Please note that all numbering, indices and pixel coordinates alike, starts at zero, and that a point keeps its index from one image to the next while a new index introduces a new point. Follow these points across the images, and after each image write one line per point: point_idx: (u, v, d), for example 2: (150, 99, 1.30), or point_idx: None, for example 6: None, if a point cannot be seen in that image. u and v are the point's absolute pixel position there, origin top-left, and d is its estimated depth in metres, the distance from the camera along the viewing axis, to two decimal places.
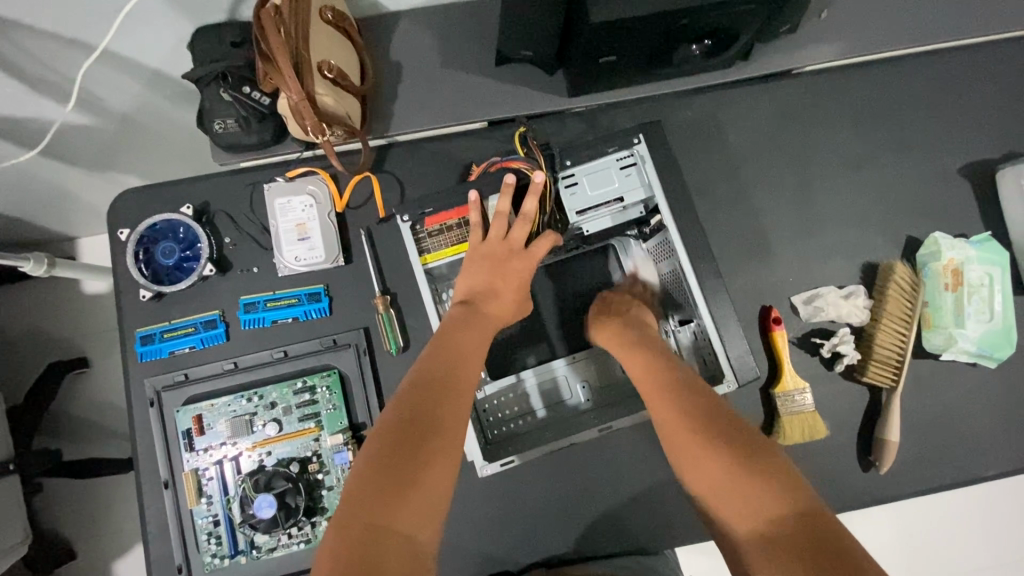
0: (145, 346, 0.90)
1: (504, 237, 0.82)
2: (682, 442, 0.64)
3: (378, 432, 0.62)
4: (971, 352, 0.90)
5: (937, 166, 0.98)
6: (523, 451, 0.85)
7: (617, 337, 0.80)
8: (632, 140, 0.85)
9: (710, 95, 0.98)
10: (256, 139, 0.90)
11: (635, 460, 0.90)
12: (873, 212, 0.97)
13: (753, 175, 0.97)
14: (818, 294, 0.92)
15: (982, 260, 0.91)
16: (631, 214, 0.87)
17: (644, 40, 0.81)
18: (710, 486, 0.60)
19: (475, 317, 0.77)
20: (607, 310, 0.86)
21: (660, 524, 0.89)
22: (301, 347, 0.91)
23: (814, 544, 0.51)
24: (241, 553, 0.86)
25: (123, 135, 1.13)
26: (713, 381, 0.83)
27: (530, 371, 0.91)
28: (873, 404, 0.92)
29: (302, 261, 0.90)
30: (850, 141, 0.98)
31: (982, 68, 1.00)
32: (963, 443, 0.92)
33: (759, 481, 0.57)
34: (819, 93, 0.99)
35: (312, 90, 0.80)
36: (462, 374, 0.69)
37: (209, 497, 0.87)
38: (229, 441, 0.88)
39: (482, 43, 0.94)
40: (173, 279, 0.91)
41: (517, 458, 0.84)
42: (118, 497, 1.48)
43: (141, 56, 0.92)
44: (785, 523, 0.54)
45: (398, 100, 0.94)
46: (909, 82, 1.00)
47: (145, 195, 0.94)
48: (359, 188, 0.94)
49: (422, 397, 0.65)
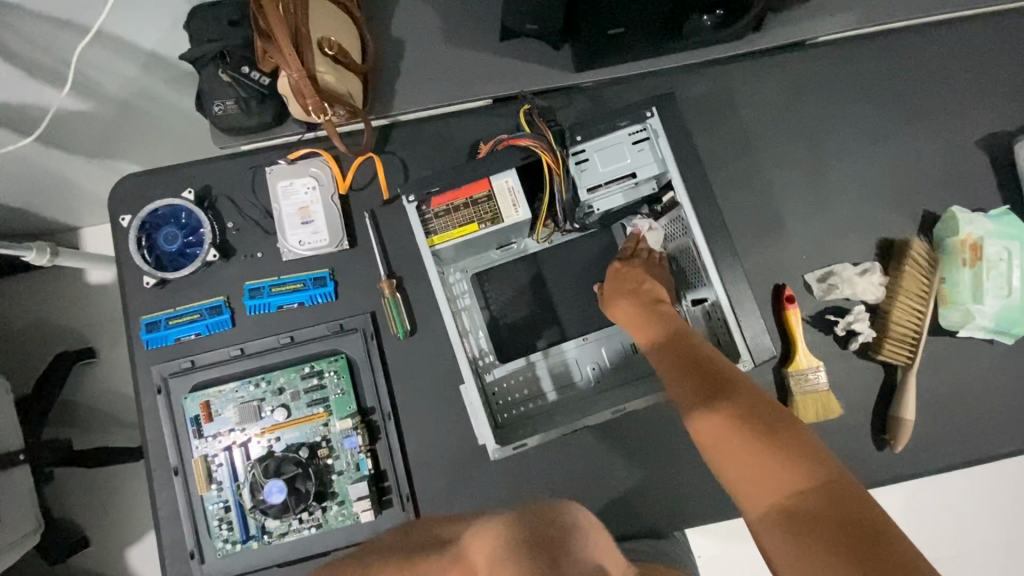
0: (151, 334, 0.90)
1: None
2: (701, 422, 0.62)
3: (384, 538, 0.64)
4: (988, 329, 0.89)
5: (954, 138, 0.96)
6: (536, 432, 0.83)
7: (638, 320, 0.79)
8: (644, 113, 0.83)
9: (721, 68, 0.95)
10: (257, 122, 0.88)
11: (647, 442, 0.89)
12: (889, 187, 0.95)
13: (766, 150, 0.94)
14: (833, 270, 0.90)
15: (1001, 235, 0.89)
16: (644, 190, 0.86)
17: (653, 11, 0.79)
18: (723, 460, 0.58)
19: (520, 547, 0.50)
20: (620, 284, 0.84)
21: (672, 505, 0.89)
22: (307, 331, 0.90)
23: (840, 522, 0.48)
24: (252, 538, 0.86)
25: (122, 120, 1.11)
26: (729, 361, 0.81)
27: (539, 355, 0.90)
28: (888, 382, 0.90)
29: (306, 245, 0.89)
30: (865, 114, 0.96)
31: (1002, 36, 0.97)
32: (979, 421, 0.91)
33: (777, 461, 0.54)
34: (833, 65, 0.96)
35: (312, 68, 0.78)
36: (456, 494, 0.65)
37: (219, 483, 0.86)
38: (237, 427, 0.87)
39: (486, 18, 0.91)
40: (176, 265, 0.90)
41: (529, 441, 0.83)
42: (130, 485, 1.49)
43: (137, 37, 0.90)
44: (809, 497, 0.51)
45: (401, 78, 0.92)
46: (926, 51, 0.97)
47: (146, 180, 0.93)
48: (362, 170, 0.92)
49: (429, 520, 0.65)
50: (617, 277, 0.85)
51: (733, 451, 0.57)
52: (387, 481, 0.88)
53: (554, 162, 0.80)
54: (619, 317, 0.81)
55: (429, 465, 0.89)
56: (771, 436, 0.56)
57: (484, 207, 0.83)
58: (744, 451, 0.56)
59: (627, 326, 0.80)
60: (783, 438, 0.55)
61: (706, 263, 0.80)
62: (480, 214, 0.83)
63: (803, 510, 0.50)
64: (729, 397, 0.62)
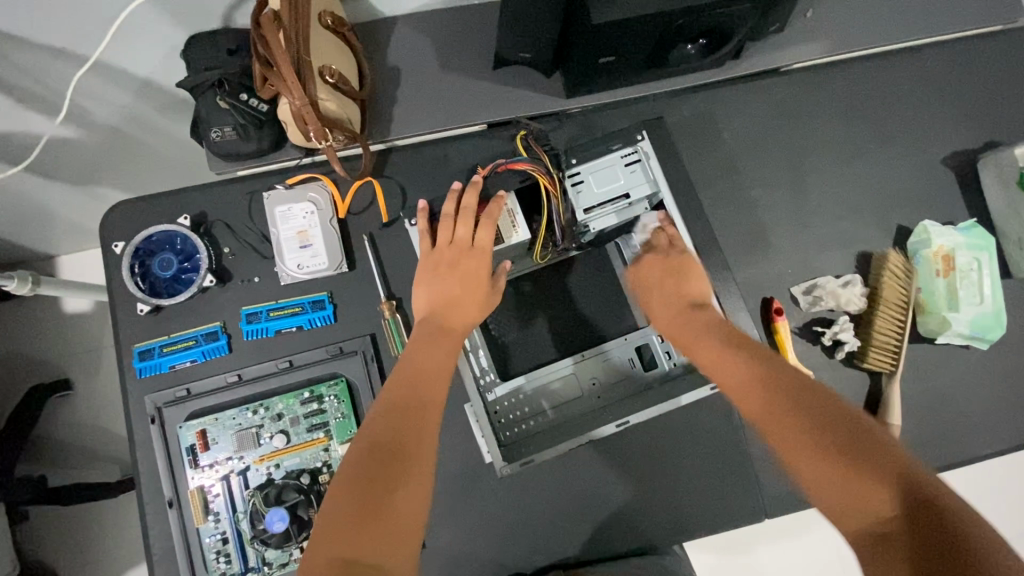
0: (144, 362, 0.88)
1: (451, 240, 0.81)
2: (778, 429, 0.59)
3: (356, 448, 0.62)
4: (964, 335, 0.93)
5: (922, 156, 1.02)
6: (543, 448, 0.87)
7: (676, 327, 0.75)
8: (636, 136, 0.88)
9: (703, 93, 1.00)
10: (255, 147, 0.89)
11: (647, 456, 0.90)
12: (865, 202, 1.00)
13: (749, 170, 0.99)
14: (817, 284, 0.94)
15: (970, 246, 0.95)
16: (637, 210, 0.87)
17: (642, 42, 0.83)
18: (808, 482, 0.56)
19: (442, 331, 0.75)
20: (654, 281, 0.80)
21: (673, 518, 0.90)
22: (306, 356, 0.89)
23: (937, 546, 0.47)
24: (252, 571, 0.84)
25: (113, 146, 1.11)
26: None
27: (539, 372, 0.90)
28: (874, 389, 0.94)
29: (305, 269, 0.89)
30: (838, 134, 1.01)
31: (959, 62, 1.05)
32: (963, 423, 0.95)
33: (863, 477, 0.53)
34: (806, 90, 1.02)
35: (315, 95, 0.79)
36: (425, 394, 0.68)
37: (216, 514, 0.84)
38: (236, 455, 0.86)
39: (479, 47, 0.95)
40: (171, 292, 0.89)
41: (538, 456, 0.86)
42: (111, 522, 1.43)
43: (133, 65, 0.91)
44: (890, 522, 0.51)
45: (397, 105, 0.94)
46: (890, 76, 1.04)
47: (139, 206, 0.92)
48: (360, 193, 0.93)
49: (405, 416, 0.65)
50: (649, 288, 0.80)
51: (814, 472, 0.56)
52: None
53: (552, 184, 0.83)
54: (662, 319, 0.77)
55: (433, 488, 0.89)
56: (850, 458, 0.55)
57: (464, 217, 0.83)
58: (827, 464, 0.55)
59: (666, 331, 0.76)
60: (867, 453, 0.55)
61: (702, 271, 0.83)
62: None
63: (904, 535, 0.50)
64: (805, 407, 0.59)
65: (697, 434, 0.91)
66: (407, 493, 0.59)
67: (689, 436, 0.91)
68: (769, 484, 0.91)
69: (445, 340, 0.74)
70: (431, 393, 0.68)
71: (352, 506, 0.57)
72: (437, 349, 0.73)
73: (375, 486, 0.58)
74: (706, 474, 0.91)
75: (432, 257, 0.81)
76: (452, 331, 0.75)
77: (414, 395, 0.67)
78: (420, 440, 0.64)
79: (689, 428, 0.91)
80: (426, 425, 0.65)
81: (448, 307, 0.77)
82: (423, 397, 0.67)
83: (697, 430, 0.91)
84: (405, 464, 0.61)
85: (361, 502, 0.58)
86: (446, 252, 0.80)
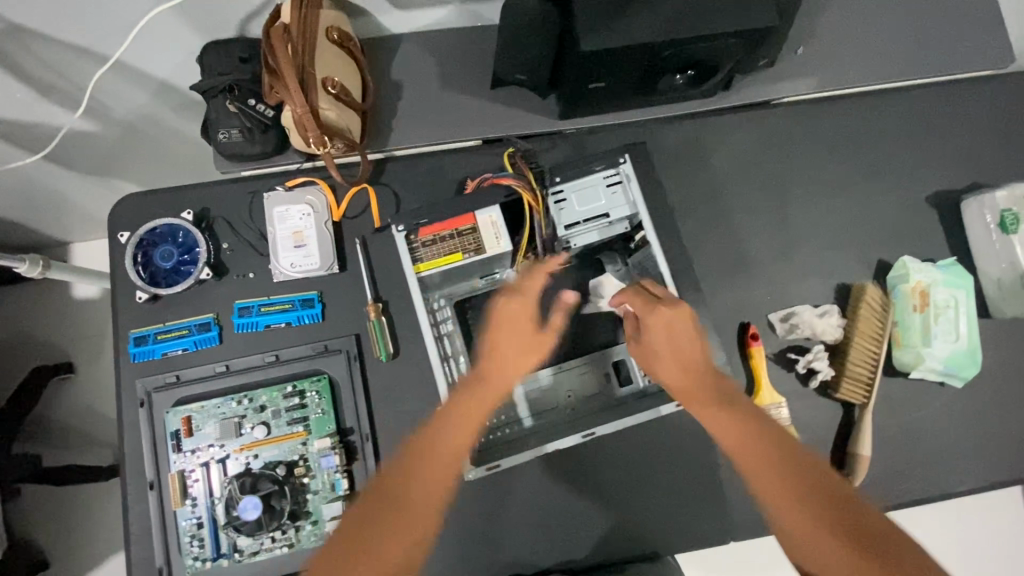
0: (138, 347, 0.92)
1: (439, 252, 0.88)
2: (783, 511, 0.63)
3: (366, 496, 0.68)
4: (938, 371, 0.95)
5: (906, 193, 1.04)
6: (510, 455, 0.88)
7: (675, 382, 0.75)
8: (619, 159, 0.90)
9: (693, 121, 1.03)
10: (259, 150, 0.93)
11: (615, 470, 0.93)
12: (847, 235, 1.02)
13: (734, 197, 1.02)
14: (795, 311, 0.96)
15: (948, 283, 0.96)
16: (616, 229, 0.92)
17: (631, 70, 0.86)
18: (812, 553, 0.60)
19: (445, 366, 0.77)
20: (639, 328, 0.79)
21: (637, 533, 0.92)
22: (292, 351, 0.93)
23: None
24: (223, 556, 0.87)
25: (129, 141, 1.17)
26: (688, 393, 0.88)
27: (518, 381, 0.93)
28: (847, 419, 0.96)
29: (297, 268, 0.93)
30: (824, 168, 1.04)
31: (948, 104, 1.07)
32: (935, 460, 0.96)
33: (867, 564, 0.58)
34: (794, 123, 1.05)
35: (315, 104, 0.83)
36: (438, 434, 0.72)
37: (194, 498, 0.87)
38: (217, 443, 0.89)
39: (480, 66, 0.99)
40: (170, 282, 0.93)
41: (505, 462, 0.87)
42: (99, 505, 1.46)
43: (151, 66, 0.96)
44: None
45: (397, 117, 0.98)
46: (879, 114, 1.06)
47: (146, 199, 0.97)
48: (355, 199, 0.97)
49: (416, 459, 0.70)
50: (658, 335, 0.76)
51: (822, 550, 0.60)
52: None
53: (535, 201, 0.87)
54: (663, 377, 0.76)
55: None
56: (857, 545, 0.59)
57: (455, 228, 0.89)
58: (832, 551, 0.59)
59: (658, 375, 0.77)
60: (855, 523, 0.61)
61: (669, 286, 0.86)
62: (464, 245, 0.88)
63: None
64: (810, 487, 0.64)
65: (666, 452, 0.93)
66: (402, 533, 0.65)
67: (657, 453, 0.93)
68: (735, 507, 0.93)
69: (487, 387, 0.74)
70: (448, 441, 0.71)
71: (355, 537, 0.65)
72: (478, 395, 0.74)
73: (386, 525, 0.65)
74: (671, 491, 0.93)
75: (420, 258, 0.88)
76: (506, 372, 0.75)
77: (428, 439, 0.71)
78: (430, 489, 0.67)
79: (657, 446, 0.93)
80: (439, 465, 0.69)
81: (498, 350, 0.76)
82: (434, 436, 0.72)
83: (666, 448, 0.93)
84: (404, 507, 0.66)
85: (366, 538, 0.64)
86: (434, 263, 0.88)
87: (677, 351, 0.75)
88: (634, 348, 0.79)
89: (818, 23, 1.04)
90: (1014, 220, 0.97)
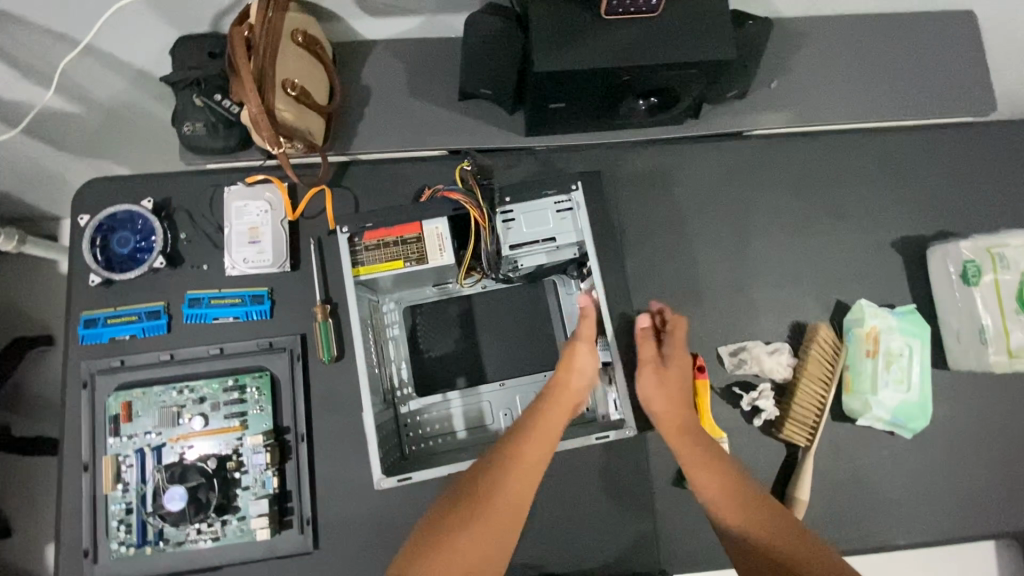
0: (87, 329, 0.93)
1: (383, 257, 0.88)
2: (743, 525, 0.73)
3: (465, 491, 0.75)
4: (886, 420, 0.93)
5: (872, 236, 1.02)
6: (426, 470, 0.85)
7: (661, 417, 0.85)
8: (570, 185, 0.90)
9: (661, 147, 1.03)
10: (222, 145, 0.94)
11: (548, 492, 0.92)
12: (807, 274, 1.00)
13: (695, 227, 1.01)
14: (745, 346, 0.95)
15: (903, 331, 0.94)
16: (565, 254, 0.92)
17: (590, 92, 0.86)
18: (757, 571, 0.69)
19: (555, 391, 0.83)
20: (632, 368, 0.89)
21: (564, 557, 0.91)
22: (237, 345, 0.94)
23: None
24: (148, 544, 0.87)
25: (111, 126, 1.17)
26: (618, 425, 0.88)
27: (457, 394, 0.94)
28: (790, 461, 0.94)
29: (249, 263, 0.94)
30: (790, 204, 1.03)
31: (922, 149, 1.05)
32: (876, 510, 0.94)
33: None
34: (764, 157, 1.04)
35: (272, 104, 0.84)
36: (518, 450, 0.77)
37: (125, 484, 0.88)
38: (154, 430, 0.90)
39: (449, 77, 0.99)
40: (124, 268, 0.95)
41: (416, 475, 0.83)
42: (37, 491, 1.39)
43: (127, 56, 0.98)
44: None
45: (362, 121, 0.98)
46: (851, 154, 1.05)
47: (111, 185, 0.98)
48: (314, 200, 0.98)
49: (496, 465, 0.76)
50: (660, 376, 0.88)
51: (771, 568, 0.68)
52: (290, 501, 0.90)
53: (482, 218, 0.87)
54: (660, 407, 0.86)
55: (336, 491, 0.91)
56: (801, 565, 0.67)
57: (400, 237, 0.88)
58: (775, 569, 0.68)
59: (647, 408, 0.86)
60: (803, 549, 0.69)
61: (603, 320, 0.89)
62: (407, 253, 0.88)
63: None
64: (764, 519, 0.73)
65: (599, 478, 0.93)
66: (477, 533, 0.71)
67: (591, 479, 0.93)
68: (664, 539, 0.92)
69: (561, 404, 0.82)
70: (528, 458, 0.76)
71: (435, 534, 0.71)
72: (553, 413, 0.81)
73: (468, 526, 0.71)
74: (602, 518, 0.92)
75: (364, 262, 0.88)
76: (566, 393, 0.83)
77: (515, 448, 0.77)
78: (522, 498, 0.74)
79: (591, 471, 0.93)
80: (503, 477, 0.75)
81: (566, 376, 0.84)
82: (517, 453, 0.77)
83: (600, 474, 0.93)
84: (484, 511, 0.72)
85: (449, 535, 0.70)
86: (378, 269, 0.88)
87: (681, 385, 0.87)
88: (648, 373, 0.88)
89: (798, 56, 1.02)
90: (977, 271, 0.94)
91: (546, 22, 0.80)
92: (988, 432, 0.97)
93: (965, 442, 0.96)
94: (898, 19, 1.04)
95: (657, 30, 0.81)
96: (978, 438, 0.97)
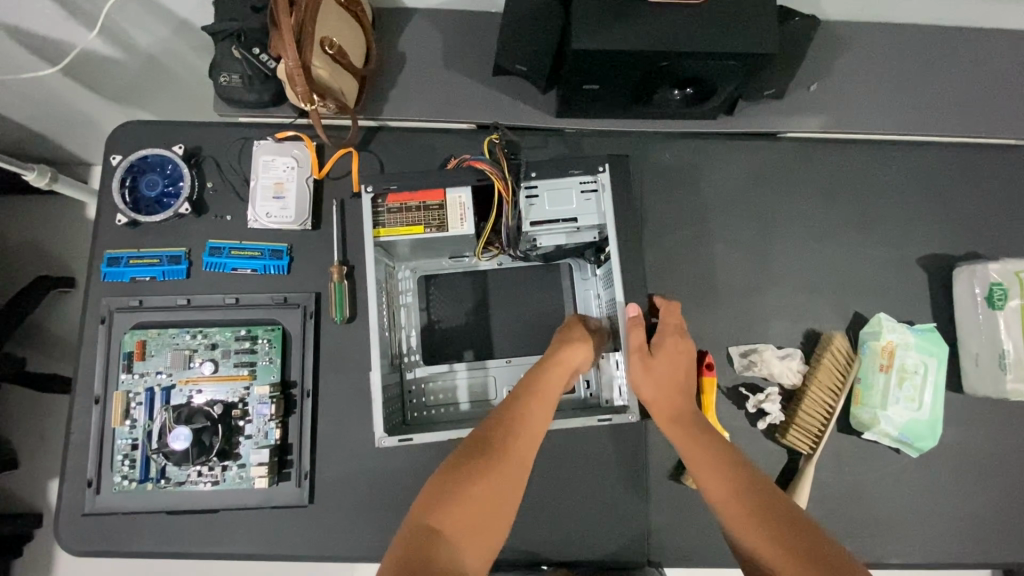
0: (110, 268, 0.95)
1: (406, 223, 0.88)
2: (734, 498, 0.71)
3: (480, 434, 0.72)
4: (893, 436, 0.92)
5: (897, 251, 1.00)
6: (425, 433, 0.86)
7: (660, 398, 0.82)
8: (598, 166, 0.89)
9: (692, 141, 1.01)
10: (255, 98, 0.95)
11: (543, 473, 0.93)
12: (826, 283, 0.99)
13: (718, 224, 1.00)
14: (756, 348, 0.94)
15: (920, 349, 0.92)
16: (584, 237, 0.91)
17: (627, 75, 0.86)
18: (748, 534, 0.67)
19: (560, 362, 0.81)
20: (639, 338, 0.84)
21: (553, 539, 0.91)
22: (253, 297, 0.95)
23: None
24: (150, 480, 0.89)
25: (150, 74, 1.18)
26: (620, 411, 0.88)
27: (463, 365, 0.94)
28: (790, 467, 0.93)
29: (272, 218, 0.95)
30: (817, 211, 1.01)
31: (960, 168, 1.03)
32: (874, 526, 0.93)
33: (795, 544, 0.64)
34: (796, 161, 1.02)
35: (309, 61, 0.83)
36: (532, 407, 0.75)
37: (134, 420, 0.90)
38: (165, 370, 0.91)
39: (485, 51, 0.99)
40: (150, 211, 0.96)
41: (415, 437, 0.84)
42: (45, 426, 1.43)
43: (172, 4, 0.99)
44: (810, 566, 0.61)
45: (395, 87, 0.98)
46: (885, 166, 1.02)
47: (146, 131, 1.00)
48: (340, 162, 0.99)
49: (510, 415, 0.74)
50: (664, 355, 0.84)
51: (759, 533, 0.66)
52: (290, 455, 0.91)
53: (505, 190, 0.86)
54: (649, 393, 0.82)
55: (336, 450, 0.93)
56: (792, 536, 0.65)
57: (422, 205, 0.89)
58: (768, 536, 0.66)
59: (643, 388, 0.83)
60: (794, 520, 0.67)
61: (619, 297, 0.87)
62: (428, 219, 0.88)
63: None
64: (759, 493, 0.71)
65: (596, 463, 0.93)
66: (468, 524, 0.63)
67: (586, 464, 0.93)
68: (656, 532, 0.92)
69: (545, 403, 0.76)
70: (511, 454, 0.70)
71: (427, 524, 0.62)
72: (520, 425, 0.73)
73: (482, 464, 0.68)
74: (594, 505, 0.92)
75: (384, 223, 0.88)
76: (546, 395, 0.77)
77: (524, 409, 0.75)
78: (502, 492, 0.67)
79: (588, 457, 0.93)
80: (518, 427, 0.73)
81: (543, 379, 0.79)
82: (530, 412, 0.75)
83: (597, 460, 0.93)
84: (466, 497, 0.65)
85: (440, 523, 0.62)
86: (398, 233, 0.88)
87: (674, 373, 0.83)
88: (636, 361, 0.83)
89: (837, 62, 1.00)
90: (1003, 295, 0.92)
91: (589, 1, 0.80)
92: (997, 461, 0.95)
93: (971, 469, 0.94)
94: (943, 34, 1.02)
95: (701, 19, 0.80)
96: (985, 466, 0.95)
